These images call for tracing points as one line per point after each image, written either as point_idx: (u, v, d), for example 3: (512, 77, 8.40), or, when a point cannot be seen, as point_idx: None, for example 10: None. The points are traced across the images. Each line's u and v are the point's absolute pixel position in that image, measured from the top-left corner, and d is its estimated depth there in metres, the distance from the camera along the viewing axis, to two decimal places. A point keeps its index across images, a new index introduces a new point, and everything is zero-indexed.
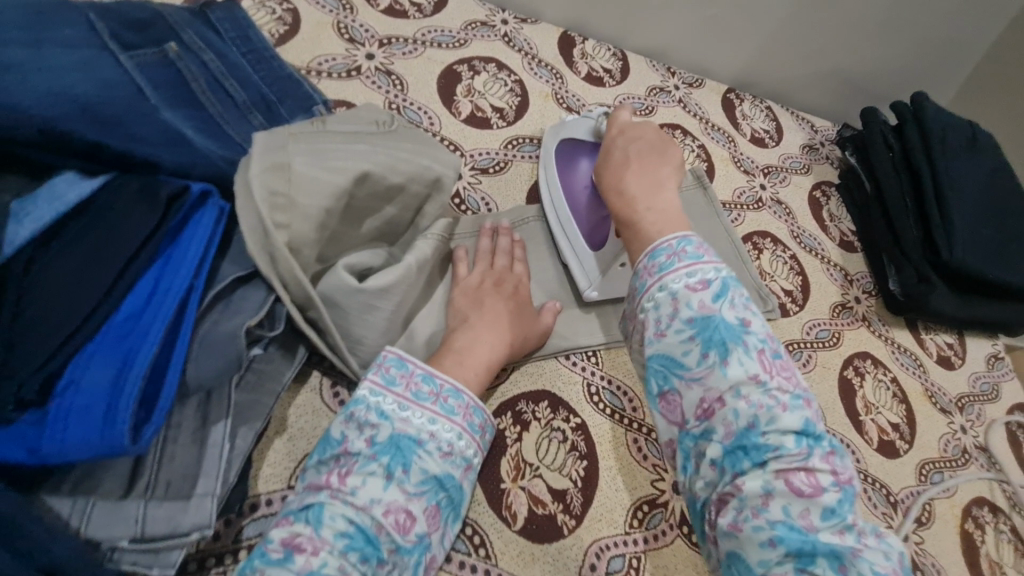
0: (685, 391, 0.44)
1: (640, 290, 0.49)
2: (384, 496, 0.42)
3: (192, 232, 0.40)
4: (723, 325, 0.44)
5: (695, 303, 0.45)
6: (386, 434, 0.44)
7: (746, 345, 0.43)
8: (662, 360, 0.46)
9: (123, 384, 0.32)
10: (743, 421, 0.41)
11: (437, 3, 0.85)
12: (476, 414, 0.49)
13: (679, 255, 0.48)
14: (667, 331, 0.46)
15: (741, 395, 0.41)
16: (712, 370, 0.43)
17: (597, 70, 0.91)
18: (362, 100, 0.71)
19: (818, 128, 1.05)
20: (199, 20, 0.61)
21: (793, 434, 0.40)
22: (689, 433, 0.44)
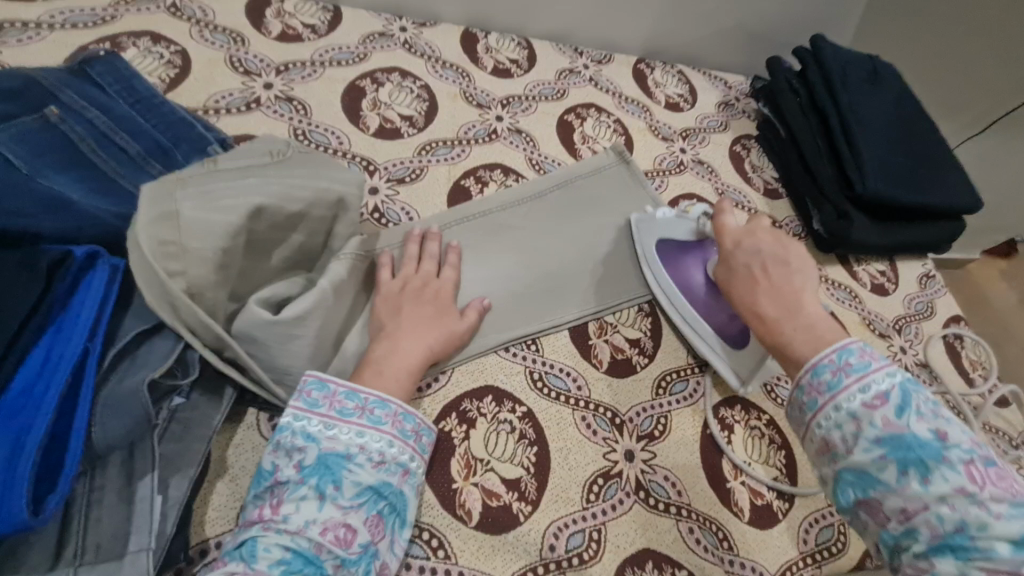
0: (884, 499, 0.41)
1: (814, 408, 0.47)
2: (319, 516, 0.43)
3: (84, 294, 0.40)
4: (916, 442, 0.41)
5: (880, 422, 0.43)
6: (314, 455, 0.46)
7: (947, 459, 0.40)
8: (853, 477, 0.43)
9: (18, 460, 0.32)
10: (948, 526, 0.38)
11: (332, 22, 0.85)
12: (408, 419, 0.50)
13: (845, 369, 0.46)
14: (851, 449, 0.44)
15: (946, 502, 0.39)
16: (909, 486, 0.40)
17: (503, 62, 0.92)
18: (265, 131, 0.71)
19: (731, 83, 1.07)
20: (79, 77, 0.61)
21: (1008, 541, 0.37)
22: (889, 532, 0.41)
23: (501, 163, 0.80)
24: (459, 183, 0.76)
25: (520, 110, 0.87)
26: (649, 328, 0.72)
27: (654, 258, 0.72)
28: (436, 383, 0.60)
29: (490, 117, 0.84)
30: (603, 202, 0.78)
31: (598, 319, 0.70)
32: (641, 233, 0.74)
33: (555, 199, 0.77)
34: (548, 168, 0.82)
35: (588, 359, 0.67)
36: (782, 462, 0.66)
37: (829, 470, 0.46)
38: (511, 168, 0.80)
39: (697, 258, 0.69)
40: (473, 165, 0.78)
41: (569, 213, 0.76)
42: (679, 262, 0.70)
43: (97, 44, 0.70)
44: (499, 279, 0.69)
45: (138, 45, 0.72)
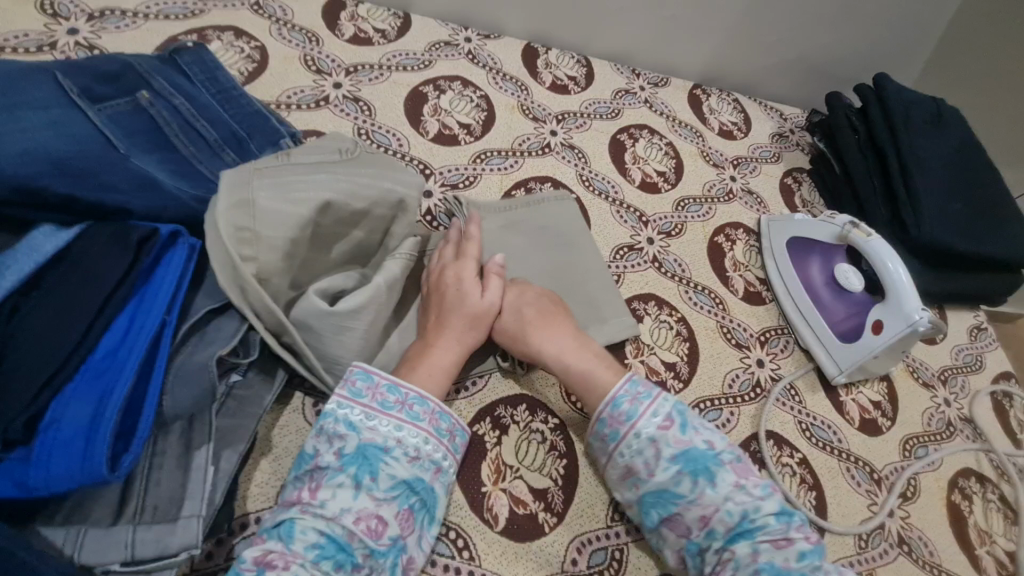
0: (685, 512, 0.51)
1: (613, 438, 0.54)
2: (354, 505, 0.45)
3: (164, 270, 0.42)
4: (699, 453, 0.52)
5: (673, 441, 0.53)
6: (354, 444, 0.47)
7: (721, 462, 0.52)
8: (656, 495, 0.52)
9: (100, 419, 0.34)
10: (735, 519, 0.49)
11: (401, 28, 0.88)
12: (443, 418, 0.51)
13: (638, 398, 0.55)
14: (653, 471, 0.52)
15: (730, 502, 0.50)
16: (704, 494, 0.50)
17: (562, 78, 0.94)
18: (331, 128, 0.74)
19: (787, 115, 1.07)
20: (168, 66, 0.65)
21: (773, 515, 0.50)
22: (692, 544, 0.51)
23: (552, 176, 0.81)
24: (511, 194, 0.77)
25: (575, 126, 0.88)
26: (685, 353, 0.72)
27: (781, 248, 0.81)
28: (475, 386, 0.61)
29: (545, 131, 0.86)
30: None
31: (635, 339, 0.70)
32: (773, 229, 0.83)
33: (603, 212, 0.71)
34: (597, 185, 0.83)
35: None
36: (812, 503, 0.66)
37: (633, 496, 0.54)
38: (562, 183, 0.81)
39: (824, 259, 0.78)
40: (525, 177, 0.80)
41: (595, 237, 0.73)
42: (804, 256, 0.79)
43: (185, 35, 0.74)
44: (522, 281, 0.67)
45: (222, 39, 0.76)
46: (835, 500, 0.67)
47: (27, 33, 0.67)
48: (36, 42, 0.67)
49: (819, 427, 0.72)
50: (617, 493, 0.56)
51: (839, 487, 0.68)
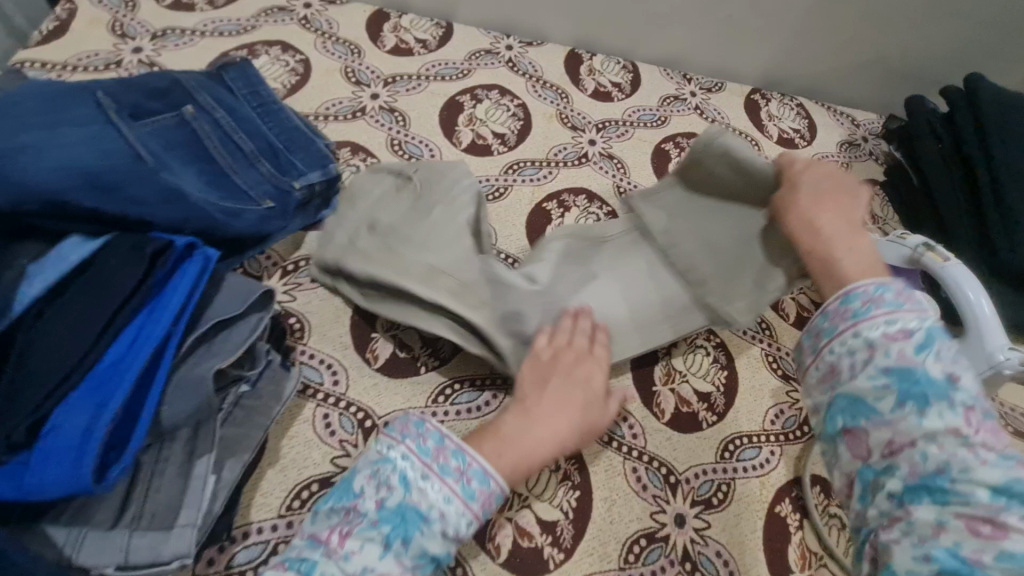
0: (872, 430, 0.39)
1: (829, 334, 0.44)
2: (378, 568, 0.39)
3: (177, 281, 0.44)
4: (925, 378, 0.38)
5: (895, 353, 0.40)
6: (398, 500, 0.42)
7: (952, 399, 0.37)
8: (848, 402, 0.41)
9: (94, 428, 0.36)
10: (932, 464, 0.36)
11: (442, 38, 0.88)
12: (499, 503, 0.45)
13: (877, 301, 0.43)
14: (854, 375, 0.41)
15: (937, 441, 0.36)
16: (907, 418, 0.38)
17: (606, 85, 0.90)
18: (365, 138, 0.74)
19: (858, 122, 0.97)
20: (214, 81, 0.68)
21: (991, 488, 0.34)
22: (869, 468, 0.39)
23: (587, 188, 0.78)
24: (542, 206, 0.75)
25: (616, 135, 0.84)
26: (722, 384, 0.66)
27: None
28: (489, 406, 0.59)
29: (583, 140, 0.82)
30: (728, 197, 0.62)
31: (665, 364, 0.65)
32: None
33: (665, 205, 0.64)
34: None
35: (650, 407, 0.63)
36: None
37: (822, 399, 0.43)
38: (597, 195, 0.78)
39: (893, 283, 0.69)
40: (558, 188, 0.77)
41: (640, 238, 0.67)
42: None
43: (236, 50, 0.78)
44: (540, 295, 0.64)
45: (270, 53, 0.79)
46: None
47: (97, 53, 0.73)
48: (104, 60, 0.72)
49: None
50: (806, 398, 0.45)
51: None
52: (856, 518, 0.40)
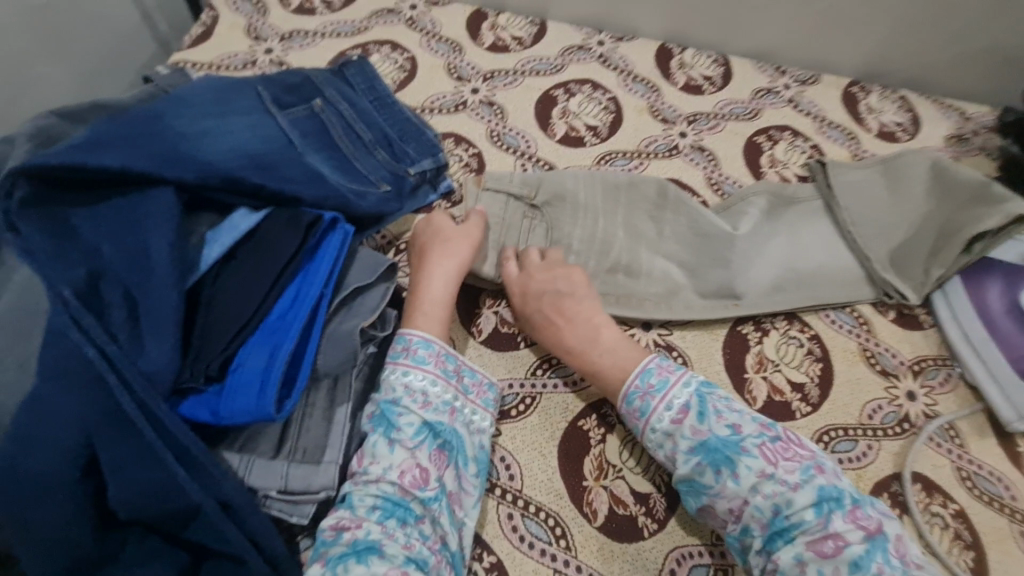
0: (715, 504, 0.50)
1: (644, 414, 0.54)
2: (393, 460, 0.48)
3: (325, 250, 0.50)
4: (718, 444, 0.50)
5: (689, 432, 0.52)
6: (376, 404, 0.50)
7: (744, 450, 0.50)
8: (688, 487, 0.52)
9: (271, 368, 0.42)
10: (767, 512, 0.48)
11: (536, 34, 0.92)
12: (449, 359, 0.53)
13: (650, 392, 0.54)
14: (678, 462, 0.52)
15: (757, 490, 0.48)
16: (727, 485, 0.49)
17: (696, 78, 0.91)
18: (467, 130, 0.79)
19: (969, 114, 0.92)
20: (338, 78, 0.75)
21: (810, 507, 0.47)
22: (736, 529, 0.50)
23: (678, 179, 0.79)
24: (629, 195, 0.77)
25: (707, 128, 0.85)
26: (817, 375, 0.65)
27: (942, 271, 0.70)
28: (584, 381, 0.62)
29: (674, 133, 0.84)
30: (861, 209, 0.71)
31: (758, 353, 0.66)
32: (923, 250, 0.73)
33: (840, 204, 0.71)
34: (727, 189, 0.79)
35: (741, 393, 0.64)
36: (968, 566, 0.56)
37: (668, 487, 0.53)
38: (688, 186, 0.79)
39: (1007, 284, 0.66)
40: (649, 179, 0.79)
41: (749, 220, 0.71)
42: (979, 277, 0.68)
43: (352, 50, 0.85)
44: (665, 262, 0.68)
45: (381, 51, 0.86)
46: (1001, 568, 0.56)
47: (236, 54, 0.82)
48: (242, 61, 0.81)
49: (984, 478, 0.61)
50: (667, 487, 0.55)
51: (1009, 553, 0.57)
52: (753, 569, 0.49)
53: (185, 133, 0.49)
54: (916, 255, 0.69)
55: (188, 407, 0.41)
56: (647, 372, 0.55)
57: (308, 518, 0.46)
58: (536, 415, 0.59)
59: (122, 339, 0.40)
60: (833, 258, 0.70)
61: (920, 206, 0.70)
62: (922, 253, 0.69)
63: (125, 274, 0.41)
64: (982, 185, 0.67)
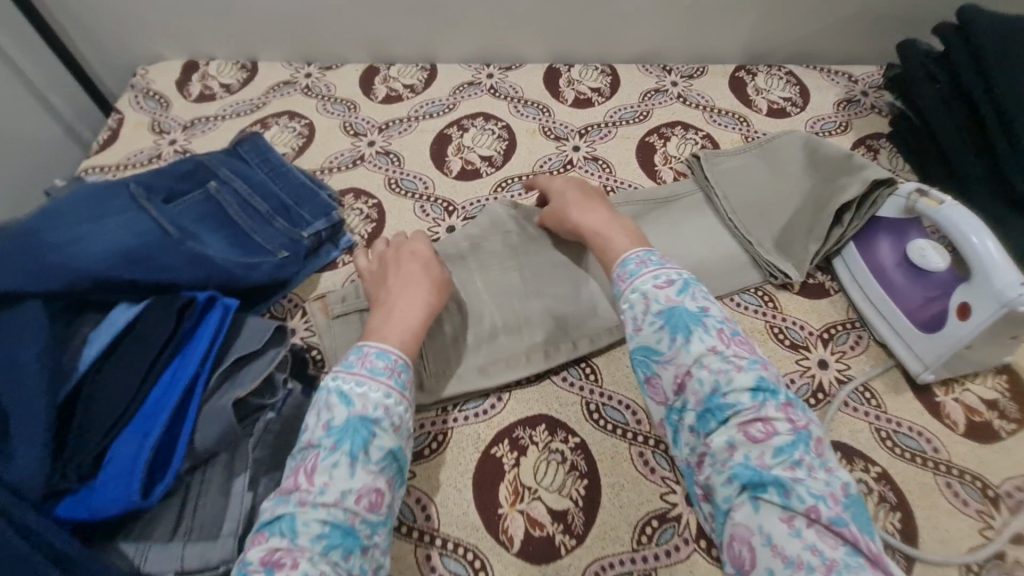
0: (661, 374, 0.50)
1: (633, 276, 0.54)
2: (353, 484, 0.46)
3: (202, 330, 0.53)
4: (685, 314, 0.50)
5: (663, 300, 0.51)
6: (342, 417, 0.48)
7: (706, 327, 0.49)
8: (643, 351, 0.51)
9: (140, 455, 0.45)
10: (707, 389, 0.47)
11: (428, 79, 0.96)
12: (408, 371, 0.54)
13: (646, 262, 0.54)
14: (642, 328, 0.51)
15: (704, 365, 0.48)
16: (680, 353, 0.49)
17: (585, 92, 0.94)
18: (365, 182, 0.82)
19: (857, 77, 0.94)
20: (232, 157, 0.78)
21: (748, 392, 0.46)
22: (673, 406, 0.50)
23: None
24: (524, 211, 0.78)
25: (599, 137, 0.88)
26: None
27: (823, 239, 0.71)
28: (495, 408, 0.63)
29: (567, 148, 0.86)
30: (737, 198, 0.76)
31: None
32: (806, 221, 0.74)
33: (717, 195, 0.77)
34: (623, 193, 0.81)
35: None
36: (897, 527, 0.56)
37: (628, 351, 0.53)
38: None
39: (898, 238, 0.66)
40: None
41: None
42: (870, 234, 0.69)
43: (251, 126, 0.89)
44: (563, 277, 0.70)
45: (279, 123, 0.90)
46: (930, 524, 0.56)
47: (142, 150, 0.87)
48: (148, 157, 0.85)
49: (905, 435, 0.61)
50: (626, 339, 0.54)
51: (936, 507, 0.57)
52: (682, 461, 0.50)
53: (55, 242, 0.52)
54: (798, 233, 0.72)
55: (66, 508, 0.43)
56: (646, 254, 0.56)
57: None
58: (448, 451, 0.60)
59: None
60: (717, 248, 0.74)
61: (796, 188, 0.75)
62: (803, 231, 0.72)
63: None
64: (845, 159, 0.73)
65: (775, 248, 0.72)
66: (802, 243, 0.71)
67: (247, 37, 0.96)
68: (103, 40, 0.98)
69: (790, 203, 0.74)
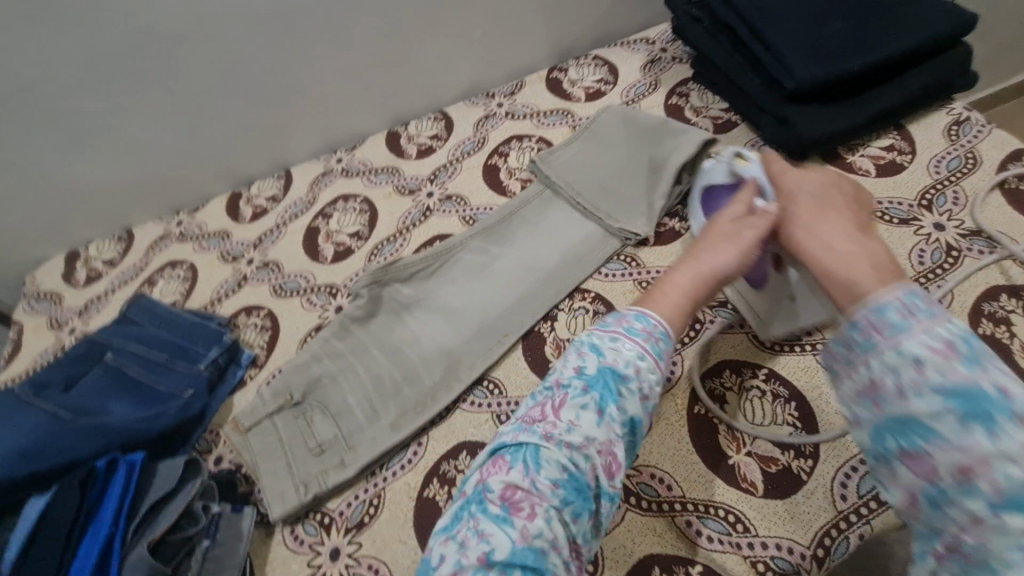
0: (936, 454, 0.35)
1: (901, 329, 0.39)
2: (595, 431, 0.44)
3: (111, 492, 0.56)
4: (987, 397, 0.35)
5: (945, 370, 0.36)
6: (595, 367, 0.47)
7: (1018, 416, 0.34)
8: (898, 423, 0.38)
9: None
10: (1017, 485, 0.32)
11: (286, 185, 1.03)
12: (663, 332, 0.49)
13: (913, 312, 0.39)
14: (904, 395, 0.37)
15: (1013, 459, 0.33)
16: (974, 439, 0.34)
17: (426, 142, 1.01)
18: (254, 298, 0.87)
19: (652, 39, 1.04)
20: (122, 324, 0.83)
21: None
22: (936, 489, 0.35)
23: (439, 234, 0.88)
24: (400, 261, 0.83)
25: (448, 176, 0.94)
26: None
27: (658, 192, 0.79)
28: (418, 453, 0.67)
29: (422, 197, 0.93)
30: (576, 181, 0.83)
31: (554, 340, 0.72)
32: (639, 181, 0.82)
33: (560, 183, 0.84)
34: (481, 217, 0.87)
35: None
36: (796, 416, 0.60)
37: (869, 417, 0.40)
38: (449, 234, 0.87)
39: (730, 202, 0.68)
40: (416, 249, 0.87)
41: (490, 247, 0.81)
42: (712, 205, 0.71)
43: (139, 288, 0.94)
44: (445, 316, 0.75)
45: (164, 275, 0.95)
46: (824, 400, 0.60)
47: (46, 349, 0.91)
48: (51, 353, 0.90)
49: None
50: (844, 410, 0.42)
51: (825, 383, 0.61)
52: (925, 542, 0.36)
53: None
54: (633, 194, 0.79)
55: None
56: (910, 295, 0.40)
57: None
58: (385, 511, 0.63)
59: None
60: (571, 231, 0.80)
61: (623, 155, 0.83)
62: (637, 191, 0.79)
63: None
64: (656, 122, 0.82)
65: (619, 211, 0.79)
66: (638, 202, 0.79)
67: (113, 211, 1.03)
68: None
69: (621, 171, 0.82)
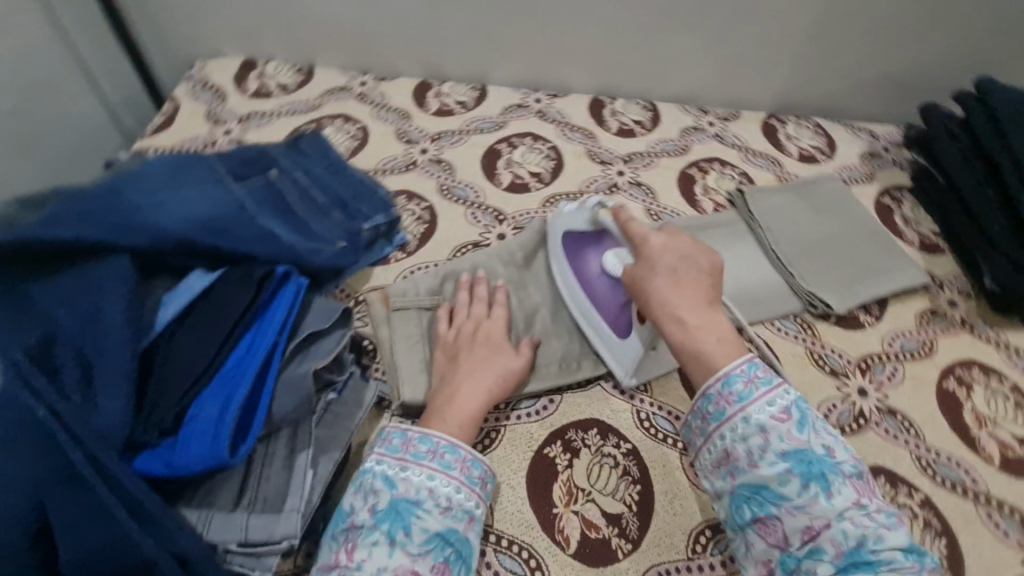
0: (786, 519, 0.47)
1: (718, 417, 0.52)
2: (390, 562, 0.46)
3: (278, 302, 0.53)
4: (817, 459, 0.48)
5: (786, 435, 0.49)
6: (386, 501, 0.49)
7: (839, 474, 0.48)
8: (756, 490, 0.49)
9: (224, 415, 0.46)
10: (851, 541, 0.45)
11: (478, 98, 1.00)
12: (450, 450, 0.52)
13: (730, 400, 0.51)
14: (763, 462, 0.49)
15: (845, 517, 0.46)
16: (816, 501, 0.46)
17: (628, 123, 0.99)
18: (418, 187, 0.85)
19: (878, 134, 1.02)
20: (292, 150, 0.78)
21: (899, 549, 0.45)
22: (790, 556, 0.46)
23: None
24: None
25: (642, 165, 0.92)
26: None
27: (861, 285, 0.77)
28: (548, 409, 0.63)
29: (612, 172, 0.90)
30: (780, 231, 0.81)
31: None
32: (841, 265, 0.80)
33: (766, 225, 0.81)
34: (666, 218, 0.85)
35: None
36: (944, 553, 0.57)
37: (729, 487, 0.51)
38: None
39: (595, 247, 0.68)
40: None
41: None
42: (581, 248, 0.69)
43: (307, 125, 0.91)
44: None
45: (334, 124, 0.92)
46: (975, 552, 0.58)
47: (196, 138, 0.88)
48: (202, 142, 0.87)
49: (944, 464, 0.63)
50: (705, 483, 0.53)
51: (978, 535, 0.59)
52: None
53: (138, 202, 0.54)
54: (837, 273, 0.77)
55: (143, 461, 0.44)
56: (752, 367, 0.52)
57: (271, 572, 0.46)
58: (501, 449, 0.60)
59: (75, 399, 0.42)
60: (758, 272, 0.78)
61: (833, 233, 0.82)
62: (842, 272, 0.78)
63: (78, 338, 0.44)
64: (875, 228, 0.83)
65: (816, 279, 0.76)
66: (840, 283, 0.76)
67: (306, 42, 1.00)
68: (165, 35, 1.01)
69: (827, 244, 0.80)
